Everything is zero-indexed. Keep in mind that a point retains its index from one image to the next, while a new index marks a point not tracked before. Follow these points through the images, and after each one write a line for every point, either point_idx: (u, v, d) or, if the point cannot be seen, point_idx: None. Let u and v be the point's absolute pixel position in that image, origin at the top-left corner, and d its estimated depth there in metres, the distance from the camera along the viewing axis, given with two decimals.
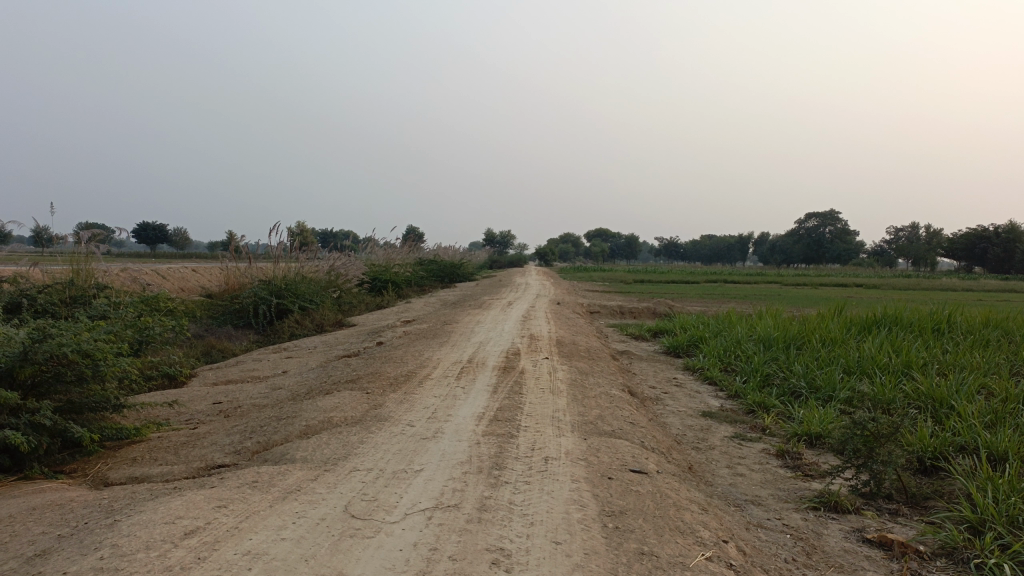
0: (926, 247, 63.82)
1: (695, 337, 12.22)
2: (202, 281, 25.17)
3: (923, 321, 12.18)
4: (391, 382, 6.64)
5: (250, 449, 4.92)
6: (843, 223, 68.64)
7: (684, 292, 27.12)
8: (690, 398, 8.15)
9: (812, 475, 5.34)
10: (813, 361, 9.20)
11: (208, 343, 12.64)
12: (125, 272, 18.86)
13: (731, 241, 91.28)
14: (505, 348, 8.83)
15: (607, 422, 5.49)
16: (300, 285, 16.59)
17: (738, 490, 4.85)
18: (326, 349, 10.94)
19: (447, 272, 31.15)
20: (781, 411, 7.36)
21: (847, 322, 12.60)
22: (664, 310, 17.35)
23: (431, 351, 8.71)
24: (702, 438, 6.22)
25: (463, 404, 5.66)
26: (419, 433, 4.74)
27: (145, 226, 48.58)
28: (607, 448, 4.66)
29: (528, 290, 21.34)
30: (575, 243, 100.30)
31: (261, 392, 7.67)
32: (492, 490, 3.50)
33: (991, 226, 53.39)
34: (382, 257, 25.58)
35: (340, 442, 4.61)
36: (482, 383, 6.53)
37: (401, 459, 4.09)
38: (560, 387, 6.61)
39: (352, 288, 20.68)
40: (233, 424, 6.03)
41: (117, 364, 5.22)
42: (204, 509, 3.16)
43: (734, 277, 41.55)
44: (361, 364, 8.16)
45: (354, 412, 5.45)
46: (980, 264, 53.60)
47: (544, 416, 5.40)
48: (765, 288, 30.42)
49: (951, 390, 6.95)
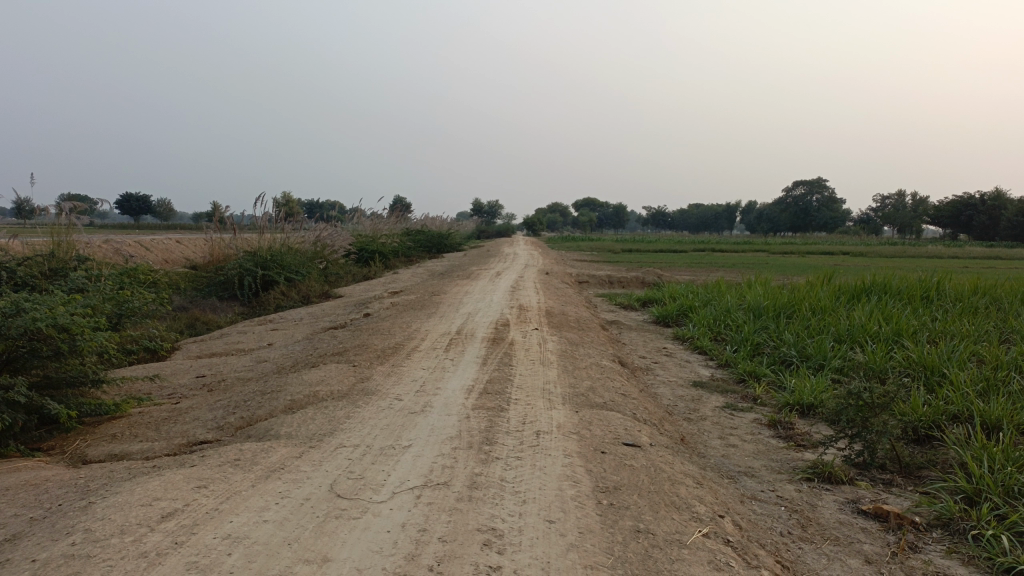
0: (912, 215, 64.03)
1: (684, 306, 12.15)
2: (186, 253, 24.84)
3: (912, 289, 12.15)
4: (378, 355, 6.52)
5: (233, 425, 4.80)
6: (830, 191, 68.69)
7: (671, 261, 27.08)
8: (681, 368, 8.08)
9: (805, 445, 5.28)
10: (804, 330, 9.14)
11: (191, 316, 12.46)
12: (107, 244, 18.55)
13: (719, 210, 91.24)
14: (494, 318, 8.73)
15: (599, 394, 5.40)
16: (286, 256, 16.37)
17: (731, 461, 4.79)
18: (312, 321, 10.79)
19: (434, 242, 30.92)
20: (772, 380, 7.31)
21: (836, 290, 12.56)
22: (653, 280, 17.26)
23: (419, 322, 8.59)
24: (693, 409, 6.15)
25: (451, 376, 5.56)
26: (407, 407, 4.63)
27: (128, 197, 47.94)
28: (599, 420, 4.57)
29: (516, 260, 21.18)
30: (563, 212, 100.01)
31: (245, 365, 7.54)
32: (482, 467, 3.40)
33: (977, 193, 53.51)
34: (369, 227, 25.33)
35: (326, 417, 4.50)
36: (471, 355, 6.42)
37: (388, 434, 3.98)
38: (550, 358, 6.52)
39: (338, 259, 20.46)
40: (217, 398, 5.90)
41: (94, 338, 5.06)
42: (183, 490, 3.04)
43: (721, 245, 41.59)
44: (347, 337, 8.03)
45: (340, 386, 5.33)
46: (965, 231, 53.82)
47: (534, 388, 5.30)
48: (754, 257, 30.39)
49: (942, 358, 6.91)
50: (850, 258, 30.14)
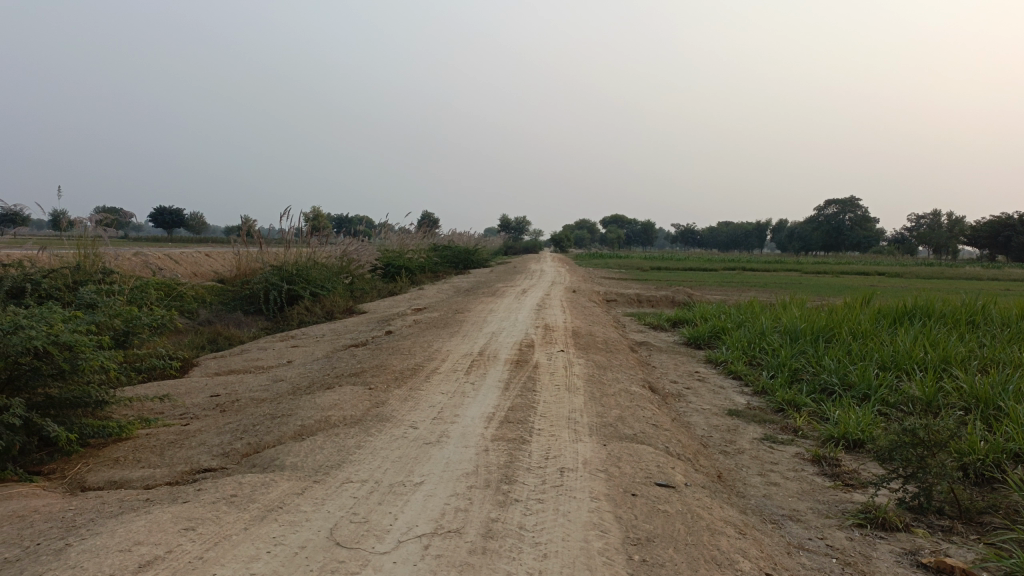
0: (948, 234, 62.60)
1: (717, 328, 11.73)
2: (216, 266, 24.89)
3: (957, 313, 11.58)
4: (395, 377, 6.21)
5: (239, 452, 4.53)
6: (863, 210, 67.54)
7: (701, 280, 26.52)
8: (715, 395, 7.68)
9: (854, 485, 4.87)
10: (845, 355, 8.69)
11: (214, 330, 12.32)
12: (137, 257, 18.59)
13: (749, 229, 90.12)
14: (518, 339, 8.40)
15: (628, 424, 5.05)
16: (312, 271, 16.22)
17: (773, 503, 4.40)
18: (333, 339, 10.57)
19: (462, 258, 30.74)
20: (813, 410, 6.90)
21: (876, 313, 12.05)
22: (683, 299, 16.83)
23: (441, 342, 8.30)
24: (730, 441, 5.77)
25: (471, 402, 5.23)
26: (422, 437, 4.31)
27: (162, 210, 48.63)
28: (629, 456, 4.21)
29: (543, 277, 20.87)
30: (591, 229, 99.61)
31: (260, 384, 7.28)
32: (500, 511, 3.06)
33: (1016, 214, 52.11)
34: (396, 242, 25.22)
35: (335, 446, 4.20)
36: (493, 379, 6.09)
37: (399, 469, 3.66)
38: (577, 383, 6.17)
39: (364, 274, 20.30)
40: (226, 421, 5.65)
41: (97, 357, 4.82)
42: (168, 532, 2.75)
43: (753, 265, 40.95)
44: (367, 356, 7.76)
45: (354, 411, 5.04)
46: (1004, 252, 52.42)
47: (559, 418, 4.96)
48: (786, 276, 29.73)
49: (997, 389, 6.43)
50: (885, 279, 29.33)
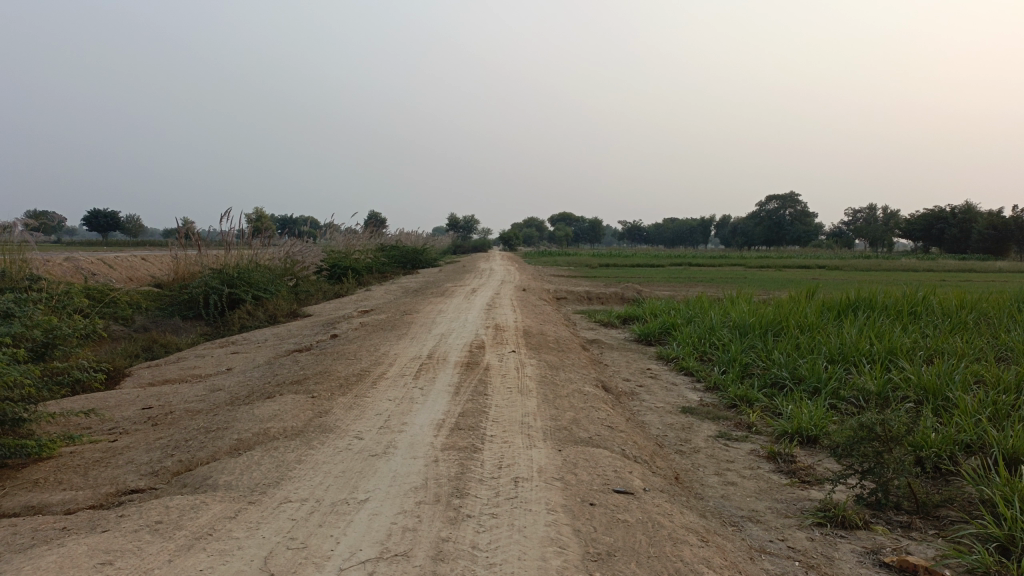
0: (884, 228, 64.55)
1: (667, 324, 11.71)
2: (153, 271, 24.00)
3: (898, 304, 11.78)
4: (340, 384, 5.93)
5: (169, 471, 4.23)
6: (803, 205, 69.19)
7: (649, 276, 26.71)
8: (667, 392, 7.59)
9: (810, 482, 4.80)
10: (794, 349, 8.72)
11: (150, 337, 11.78)
12: (68, 263, 17.73)
13: (694, 224, 91.39)
14: (468, 340, 8.19)
15: (583, 427, 4.89)
16: (254, 273, 15.70)
17: (733, 504, 4.29)
18: (276, 344, 10.18)
19: (410, 258, 30.32)
20: (765, 405, 6.87)
21: (822, 306, 12.19)
22: (632, 295, 16.83)
23: (388, 345, 8.03)
24: (685, 440, 5.67)
25: (419, 409, 5.00)
26: (367, 449, 4.07)
27: (96, 214, 46.91)
28: (585, 461, 4.05)
29: (492, 276, 20.66)
30: (539, 227, 99.85)
31: (196, 394, 6.91)
32: (451, 530, 2.86)
33: (947, 207, 53.96)
34: (342, 242, 24.72)
35: (274, 461, 3.93)
36: (443, 384, 5.87)
37: (342, 485, 3.42)
38: (529, 385, 5.99)
39: (309, 276, 19.79)
40: (158, 436, 5.31)
41: (10, 372, 4.44)
42: (81, 569, 2.47)
43: (698, 260, 41.35)
44: (310, 361, 7.44)
45: (296, 422, 4.76)
46: (937, 244, 54.23)
47: (512, 422, 4.77)
48: (732, 271, 30.07)
49: (944, 380, 6.49)
50: (826, 272, 29.91)
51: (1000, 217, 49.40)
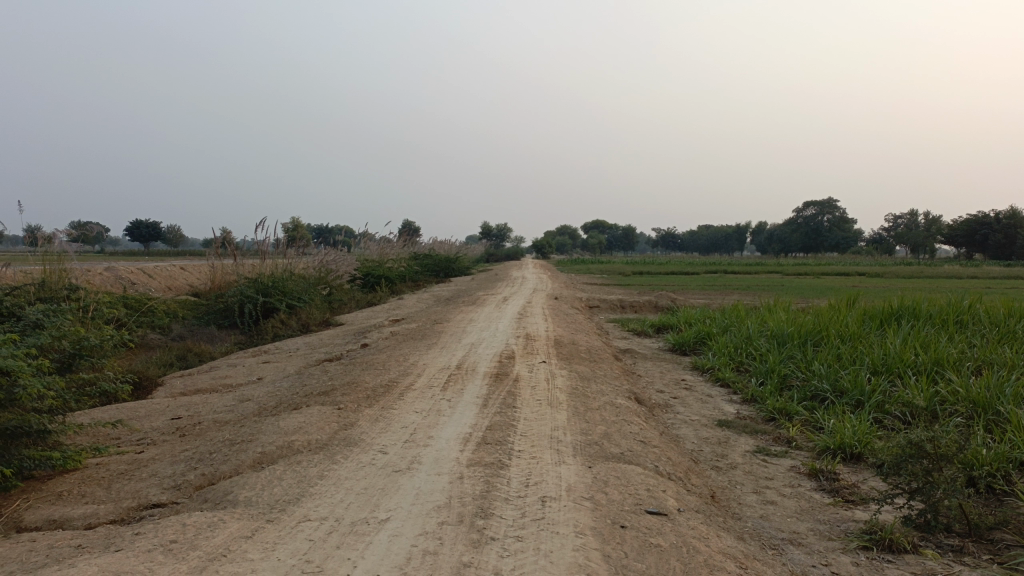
0: (925, 233, 63.08)
1: (702, 333, 11.47)
2: (191, 280, 24.32)
3: (944, 313, 11.38)
4: (367, 395, 5.84)
5: (192, 485, 4.17)
6: (841, 211, 67.96)
7: (684, 283, 26.37)
8: (703, 404, 7.38)
9: (854, 501, 4.57)
10: (834, 359, 8.43)
11: (185, 346, 11.86)
12: (107, 272, 18.01)
13: (729, 231, 90.25)
14: (498, 350, 8.07)
15: (615, 442, 4.72)
16: (288, 282, 15.78)
17: (772, 525, 4.09)
18: (307, 353, 10.17)
19: (443, 266, 30.35)
20: (805, 419, 6.63)
21: (863, 315, 11.83)
22: (666, 304, 16.57)
23: (417, 355, 7.94)
24: (721, 455, 5.47)
25: (446, 422, 4.88)
26: (391, 464, 3.96)
27: (138, 224, 47.89)
28: (616, 479, 3.89)
29: (525, 284, 20.53)
30: (573, 235, 99.58)
31: (225, 405, 6.88)
32: (473, 554, 2.72)
33: (992, 212, 52.54)
34: (375, 251, 24.82)
35: (296, 476, 3.84)
36: (471, 395, 5.74)
37: (364, 503, 3.31)
38: (559, 397, 5.84)
39: (342, 285, 19.86)
40: (184, 448, 5.26)
41: (34, 384, 4.41)
42: None
43: (734, 267, 40.78)
44: (339, 372, 7.38)
45: (320, 435, 4.67)
46: (981, 250, 52.82)
47: (540, 437, 4.63)
48: (768, 278, 29.55)
49: (995, 393, 6.19)
50: (865, 279, 29.15)
51: None
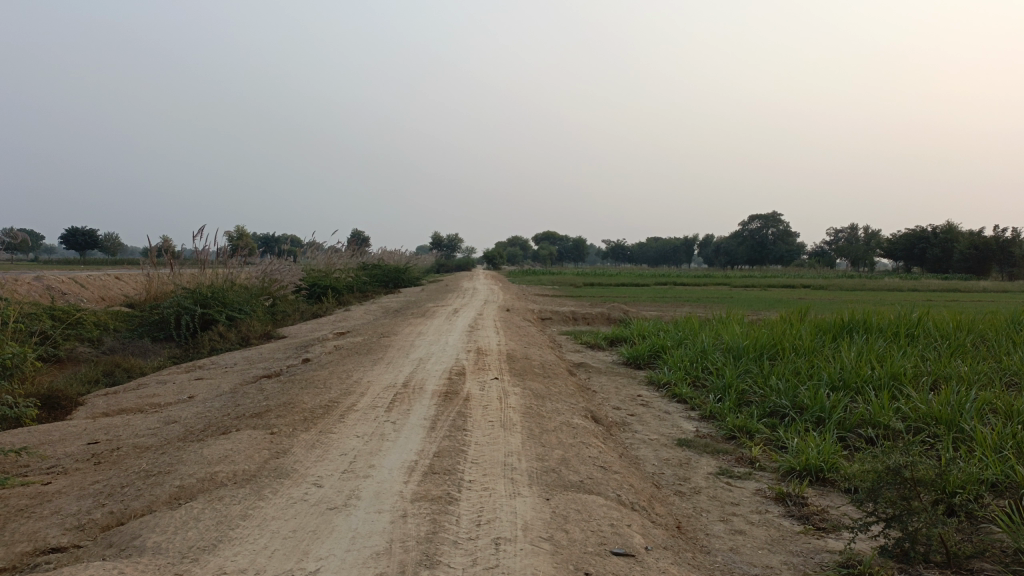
0: (865, 247, 64.70)
1: (657, 346, 11.23)
2: (127, 291, 23.23)
3: (894, 326, 11.37)
4: (304, 417, 5.37)
5: (98, 526, 3.66)
6: (785, 225, 69.32)
7: (635, 295, 26.30)
8: (661, 422, 7.09)
9: (826, 529, 4.30)
10: (792, 374, 8.26)
11: (114, 360, 11.12)
12: (35, 282, 17.00)
13: (677, 243, 91.40)
14: (447, 366, 7.66)
15: (573, 468, 4.37)
16: (228, 293, 15.07)
17: (744, 559, 3.78)
18: (244, 369, 9.59)
19: (392, 277, 29.72)
20: (766, 437, 6.40)
21: (815, 327, 11.76)
22: (619, 316, 16.36)
23: (362, 371, 7.47)
24: (684, 478, 5.16)
25: (390, 448, 4.47)
26: (326, 500, 3.52)
27: (73, 232, 46.00)
28: (577, 513, 3.52)
29: (476, 296, 20.13)
30: (524, 246, 99.61)
31: (148, 428, 6.31)
32: None
33: (928, 226, 54.18)
34: (322, 262, 24.14)
35: (216, 516, 3.38)
36: (418, 417, 5.33)
37: (291, 551, 2.89)
38: (513, 418, 5.47)
39: (286, 296, 19.15)
40: (96, 478, 4.72)
41: None
42: None
43: (681, 279, 41.08)
44: (276, 390, 6.87)
45: (248, 465, 4.20)
46: (918, 264, 54.39)
47: (493, 464, 4.25)
48: (717, 290, 29.78)
49: (958, 410, 6.05)
50: (811, 291, 29.65)
51: (981, 236, 49.48)
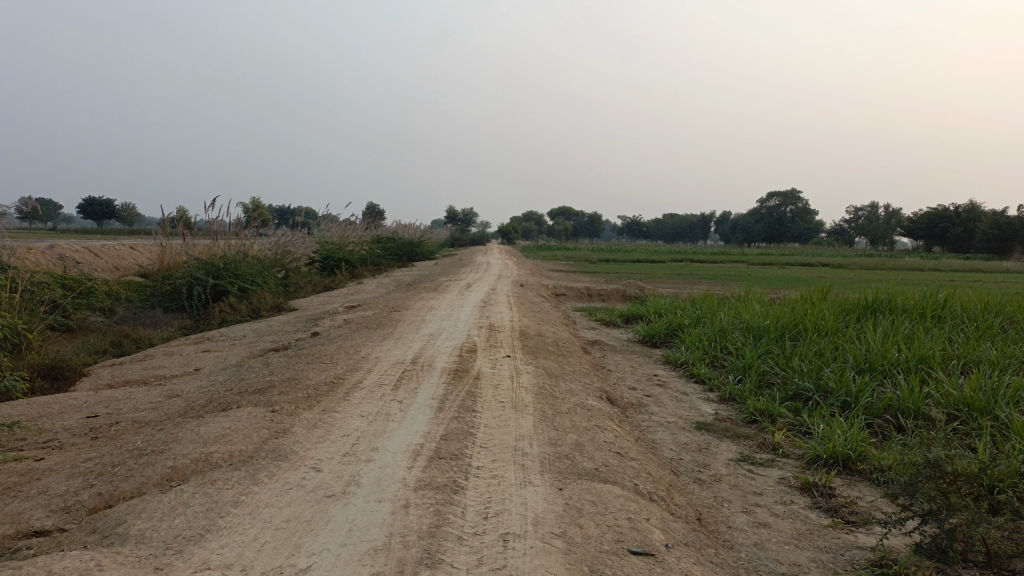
0: (885, 226, 63.69)
1: (674, 324, 10.95)
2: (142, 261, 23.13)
3: (920, 307, 11.01)
4: (308, 395, 5.16)
5: (85, 508, 3.46)
6: (804, 202, 68.33)
7: (650, 272, 25.92)
8: (680, 404, 6.84)
9: (856, 523, 4.06)
10: (815, 355, 7.97)
11: (124, 330, 10.97)
12: (48, 251, 16.89)
13: (692, 220, 90.53)
14: (458, 342, 7.42)
15: (588, 454, 4.12)
16: (240, 264, 14.89)
17: (770, 556, 3.54)
18: (252, 342, 9.41)
19: (406, 250, 29.48)
20: (789, 421, 6.14)
21: (838, 307, 11.41)
22: (634, 293, 16.06)
23: (370, 347, 7.25)
24: (704, 465, 4.92)
25: (395, 430, 4.24)
26: (324, 487, 3.30)
27: (90, 201, 46.05)
28: (592, 506, 3.28)
29: (490, 270, 19.84)
30: (538, 221, 98.98)
31: (150, 402, 6.12)
32: None
33: (951, 205, 53.18)
34: (336, 234, 23.93)
35: (207, 501, 3.17)
36: (426, 397, 5.10)
37: (283, 545, 2.67)
38: (525, 398, 5.23)
39: (299, 268, 18.98)
40: (91, 456, 4.52)
41: None
42: None
43: (698, 256, 40.66)
44: (282, 365, 6.66)
45: (245, 446, 3.98)
46: (940, 243, 53.50)
47: (503, 449, 4.01)
48: (734, 268, 29.32)
49: (993, 398, 5.76)
50: (830, 270, 29.08)
51: (1005, 216, 48.47)
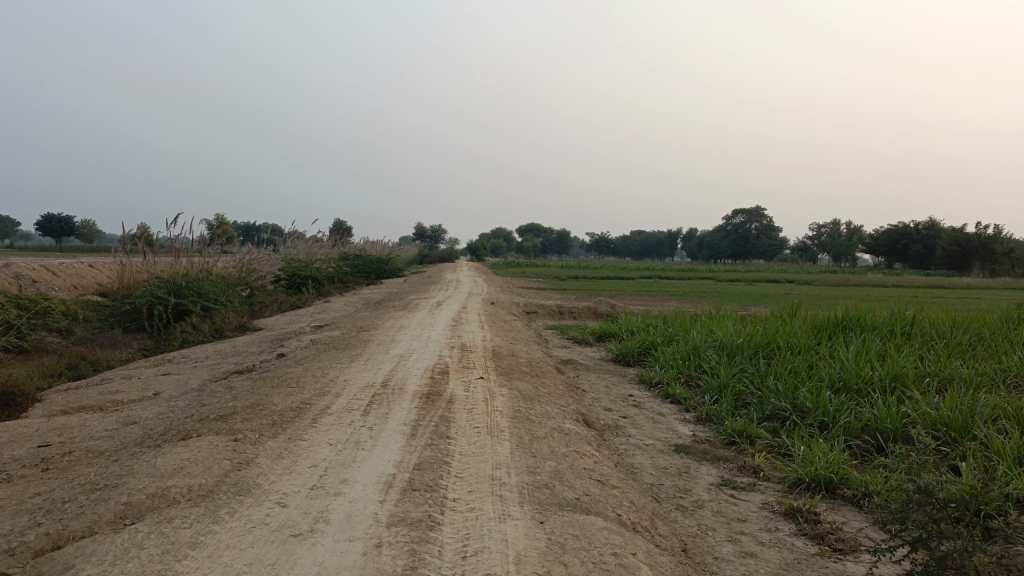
0: (848, 243, 64.82)
1: (647, 343, 10.85)
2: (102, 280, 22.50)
3: (889, 324, 11.06)
4: (273, 422, 4.92)
5: (30, 551, 3.19)
6: (769, 219, 69.30)
7: (620, 289, 25.94)
8: (657, 425, 6.71)
9: (844, 551, 3.94)
10: (790, 373, 7.91)
11: (80, 352, 10.56)
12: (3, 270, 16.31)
13: (660, 237, 91.29)
14: (430, 364, 7.22)
15: (568, 483, 3.96)
16: (204, 283, 14.51)
17: None
18: (215, 364, 9.09)
19: (374, 267, 29.15)
20: (768, 442, 6.04)
21: (808, 324, 11.42)
22: (605, 311, 15.98)
23: (338, 369, 7.02)
24: (685, 490, 4.78)
25: (366, 460, 4.03)
26: (290, 525, 3.09)
27: (48, 219, 44.92)
28: (576, 540, 3.11)
29: (459, 288, 19.65)
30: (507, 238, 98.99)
31: (106, 429, 5.82)
32: None
33: (911, 223, 54.33)
34: (303, 252, 23.54)
35: (163, 543, 2.94)
36: (397, 423, 4.89)
37: None
38: (501, 423, 5.06)
39: (265, 287, 18.59)
40: (40, 490, 4.23)
41: None
42: None
43: (667, 273, 40.81)
44: (246, 389, 6.40)
45: (205, 479, 3.74)
46: (901, 260, 54.59)
47: (480, 479, 3.82)
48: (702, 284, 29.48)
49: (970, 417, 5.72)
50: (796, 285, 29.40)
51: (963, 233, 49.63)
